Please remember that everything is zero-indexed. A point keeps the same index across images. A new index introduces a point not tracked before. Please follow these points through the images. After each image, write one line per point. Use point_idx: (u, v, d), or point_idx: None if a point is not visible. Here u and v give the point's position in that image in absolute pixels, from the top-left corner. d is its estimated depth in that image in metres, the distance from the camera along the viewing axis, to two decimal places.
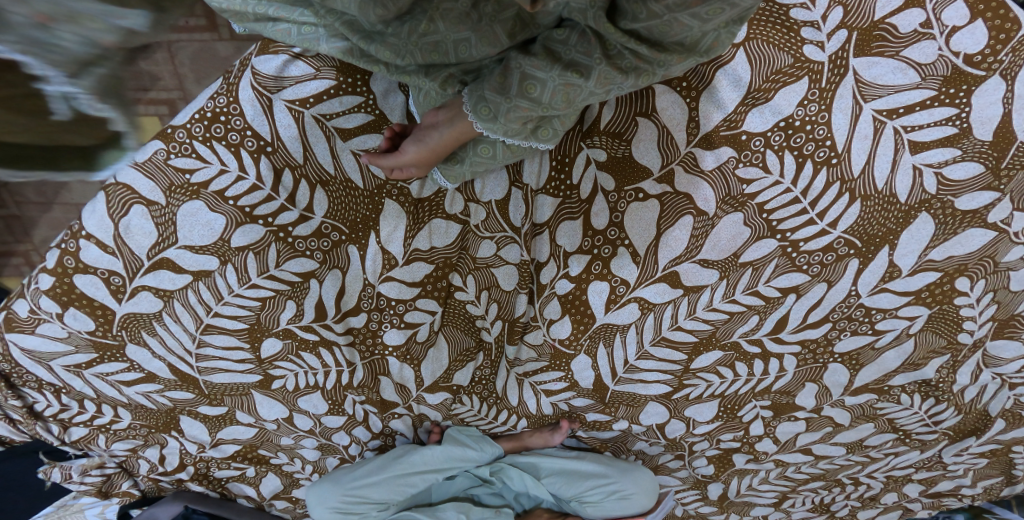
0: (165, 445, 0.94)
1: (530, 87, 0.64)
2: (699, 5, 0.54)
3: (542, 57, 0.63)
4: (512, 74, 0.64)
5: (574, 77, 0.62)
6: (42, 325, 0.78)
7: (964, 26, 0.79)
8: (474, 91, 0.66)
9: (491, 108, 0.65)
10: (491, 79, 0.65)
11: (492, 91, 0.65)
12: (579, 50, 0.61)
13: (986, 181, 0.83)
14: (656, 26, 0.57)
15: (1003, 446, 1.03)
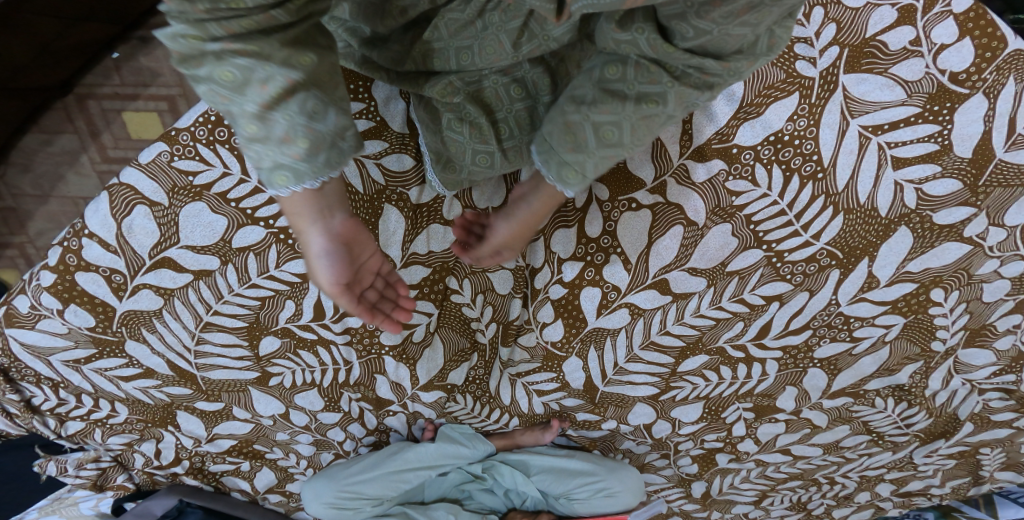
0: (161, 439, 0.96)
1: (606, 133, 0.60)
2: (749, 13, 0.50)
3: (604, 99, 0.59)
4: (581, 126, 0.60)
5: (647, 110, 0.59)
6: (43, 320, 0.80)
7: (952, 44, 0.82)
8: (552, 158, 0.62)
9: (579, 169, 0.62)
10: (558, 137, 0.61)
11: (571, 152, 0.61)
12: (643, 82, 0.57)
13: (964, 197, 0.87)
14: (710, 41, 0.53)
15: (972, 447, 1.08)
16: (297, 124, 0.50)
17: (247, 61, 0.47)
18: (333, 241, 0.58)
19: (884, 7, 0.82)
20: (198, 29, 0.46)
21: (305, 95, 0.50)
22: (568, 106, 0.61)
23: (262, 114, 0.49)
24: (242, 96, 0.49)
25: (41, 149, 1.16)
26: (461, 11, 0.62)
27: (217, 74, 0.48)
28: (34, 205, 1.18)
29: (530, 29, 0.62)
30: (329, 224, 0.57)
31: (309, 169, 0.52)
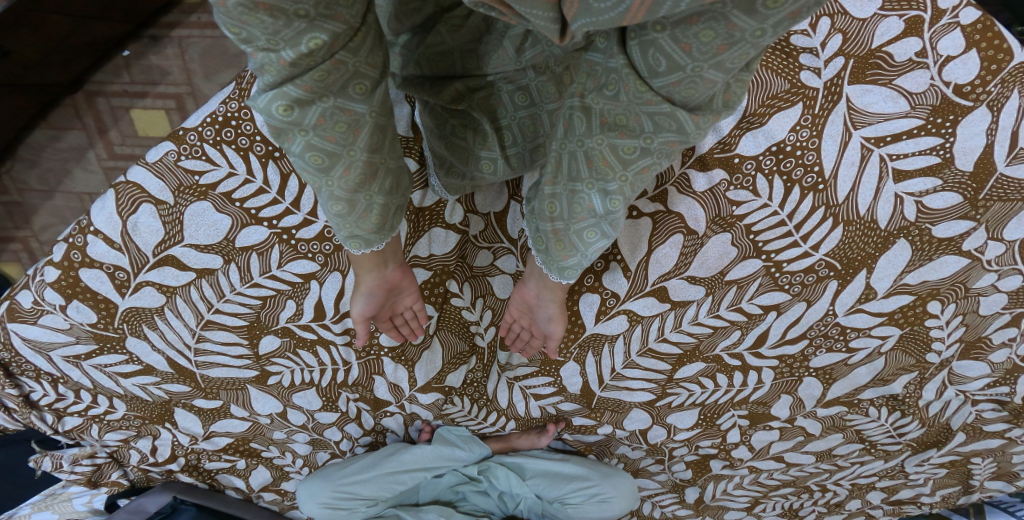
0: (157, 436, 0.96)
1: (590, 233, 0.59)
2: (728, 50, 0.42)
3: (581, 209, 0.57)
4: (567, 233, 0.60)
5: (618, 204, 0.56)
6: (45, 316, 0.81)
7: (958, 56, 0.82)
8: (554, 265, 0.64)
9: (577, 267, 0.63)
10: (551, 245, 0.63)
11: (566, 256, 0.62)
12: (605, 175, 0.54)
13: (964, 210, 0.87)
14: (680, 81, 0.45)
15: (963, 457, 1.09)
16: (375, 202, 0.54)
17: (335, 145, 0.47)
18: (381, 285, 0.69)
19: (891, 18, 0.83)
20: (281, 94, 0.43)
21: (383, 170, 0.52)
22: (547, 214, 0.60)
23: (347, 196, 0.51)
24: (328, 179, 0.50)
25: (49, 144, 1.19)
26: (463, 18, 0.62)
27: (304, 153, 0.48)
28: (39, 200, 1.21)
29: (530, 36, 0.60)
30: (382, 271, 0.67)
31: (377, 236, 0.58)
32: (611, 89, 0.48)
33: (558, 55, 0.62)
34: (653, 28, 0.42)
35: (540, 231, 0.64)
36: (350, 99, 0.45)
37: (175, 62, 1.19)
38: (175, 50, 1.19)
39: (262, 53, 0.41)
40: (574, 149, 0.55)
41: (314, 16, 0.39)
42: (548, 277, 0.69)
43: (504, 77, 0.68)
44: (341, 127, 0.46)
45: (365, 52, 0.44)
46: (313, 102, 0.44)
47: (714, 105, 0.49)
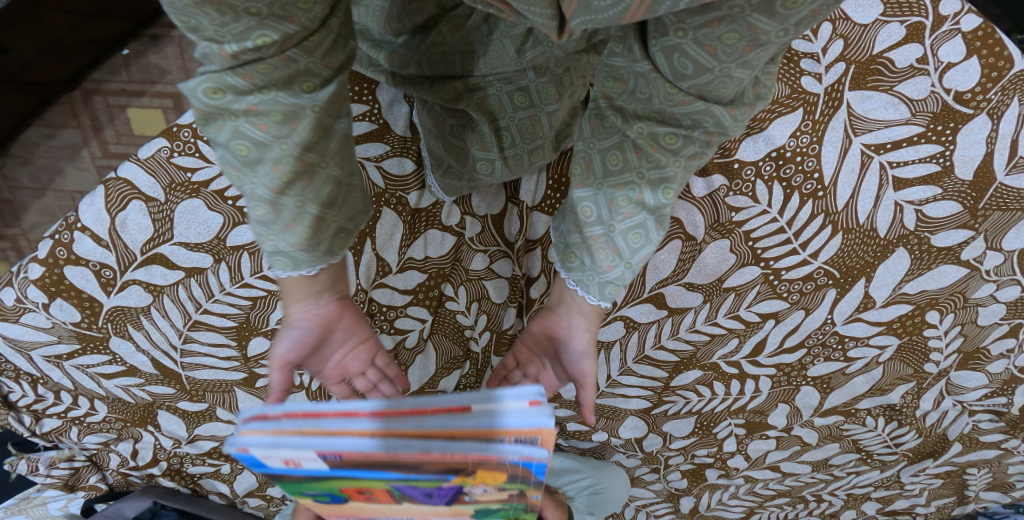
0: (139, 439, 0.94)
1: (635, 236, 0.53)
2: (755, 50, 0.42)
3: (627, 203, 0.52)
4: (612, 235, 0.53)
5: (670, 194, 0.52)
6: (27, 314, 0.79)
7: (959, 63, 0.81)
8: (595, 278, 0.56)
9: (621, 284, 0.56)
10: (590, 258, 0.55)
11: (609, 265, 0.54)
12: (652, 167, 0.51)
13: (963, 219, 0.86)
14: (711, 80, 0.44)
15: (959, 468, 1.08)
16: (307, 212, 0.47)
17: (266, 135, 0.44)
18: (316, 327, 0.56)
19: (892, 24, 0.82)
20: (216, 78, 0.42)
21: (320, 174, 0.47)
22: (584, 221, 0.54)
23: (272, 198, 0.46)
24: (252, 174, 0.46)
25: (43, 142, 1.17)
26: (467, 17, 0.64)
27: (231, 143, 0.45)
28: (30, 198, 1.18)
29: (533, 36, 0.61)
30: (314, 305, 0.55)
31: (308, 257, 0.50)
32: (642, 93, 0.48)
33: (558, 56, 0.64)
34: (675, 32, 0.42)
35: (575, 245, 0.56)
36: (294, 94, 0.44)
37: (174, 62, 1.18)
38: (174, 50, 1.18)
39: (205, 42, 0.41)
40: (606, 147, 0.53)
41: (267, 16, 0.39)
42: (581, 300, 0.59)
43: (503, 77, 0.68)
44: (275, 115, 0.44)
45: (321, 53, 0.44)
46: (251, 93, 0.43)
47: (746, 99, 0.48)
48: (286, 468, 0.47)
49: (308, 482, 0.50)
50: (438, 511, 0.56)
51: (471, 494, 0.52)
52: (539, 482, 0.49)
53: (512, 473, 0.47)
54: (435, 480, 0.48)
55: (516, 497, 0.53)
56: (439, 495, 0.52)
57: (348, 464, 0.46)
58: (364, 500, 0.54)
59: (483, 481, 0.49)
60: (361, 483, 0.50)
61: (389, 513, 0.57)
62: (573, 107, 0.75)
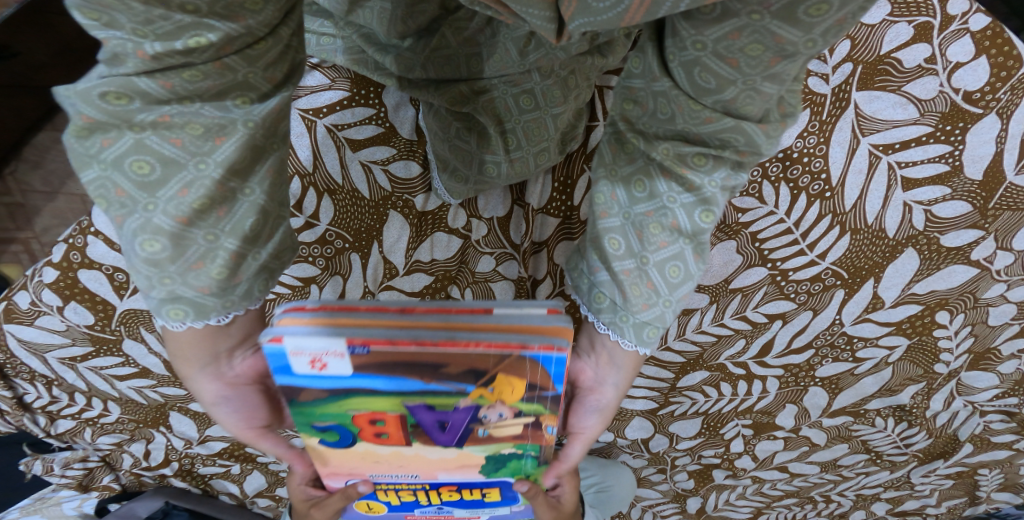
0: (151, 440, 0.95)
1: (670, 268, 0.52)
2: (781, 62, 0.41)
3: (660, 232, 0.51)
4: (647, 268, 0.52)
5: (708, 217, 0.51)
6: (41, 317, 0.80)
7: (967, 62, 0.81)
8: (630, 317, 0.53)
9: (659, 324, 0.53)
10: (621, 295, 0.53)
11: (643, 300, 0.52)
12: (684, 190, 0.50)
13: (973, 219, 0.86)
14: (737, 95, 0.44)
15: (970, 468, 1.07)
16: (221, 248, 0.42)
17: (177, 151, 0.40)
18: (234, 385, 0.53)
19: (900, 24, 0.81)
20: (125, 83, 0.38)
21: (241, 204, 0.42)
22: (613, 254, 0.52)
23: (177, 225, 0.41)
24: (152, 196, 0.41)
25: (54, 146, 1.18)
26: (469, 20, 0.65)
27: (125, 160, 0.40)
28: (42, 201, 1.16)
29: (534, 38, 0.62)
30: (227, 364, 0.51)
31: (217, 302, 0.45)
32: (664, 113, 0.47)
33: (560, 58, 0.64)
34: (694, 46, 0.42)
35: (604, 284, 0.54)
36: (221, 108, 0.40)
37: None
38: None
39: (116, 40, 0.37)
40: (630, 174, 0.52)
41: (206, 13, 0.36)
42: (618, 351, 0.56)
43: (508, 80, 0.69)
44: (190, 126, 0.40)
45: (265, 63, 0.41)
46: (165, 104, 0.39)
47: (775, 117, 0.47)
48: (307, 375, 0.47)
49: (323, 403, 0.51)
50: (444, 451, 0.58)
51: (485, 421, 0.53)
52: (556, 398, 0.51)
53: (532, 382, 0.49)
54: (452, 395, 0.50)
55: (528, 427, 0.55)
56: (452, 423, 0.53)
57: (369, 364, 0.46)
58: (372, 433, 0.55)
59: (499, 397, 0.50)
60: (378, 400, 0.51)
61: (394, 453, 0.58)
62: (579, 108, 0.77)
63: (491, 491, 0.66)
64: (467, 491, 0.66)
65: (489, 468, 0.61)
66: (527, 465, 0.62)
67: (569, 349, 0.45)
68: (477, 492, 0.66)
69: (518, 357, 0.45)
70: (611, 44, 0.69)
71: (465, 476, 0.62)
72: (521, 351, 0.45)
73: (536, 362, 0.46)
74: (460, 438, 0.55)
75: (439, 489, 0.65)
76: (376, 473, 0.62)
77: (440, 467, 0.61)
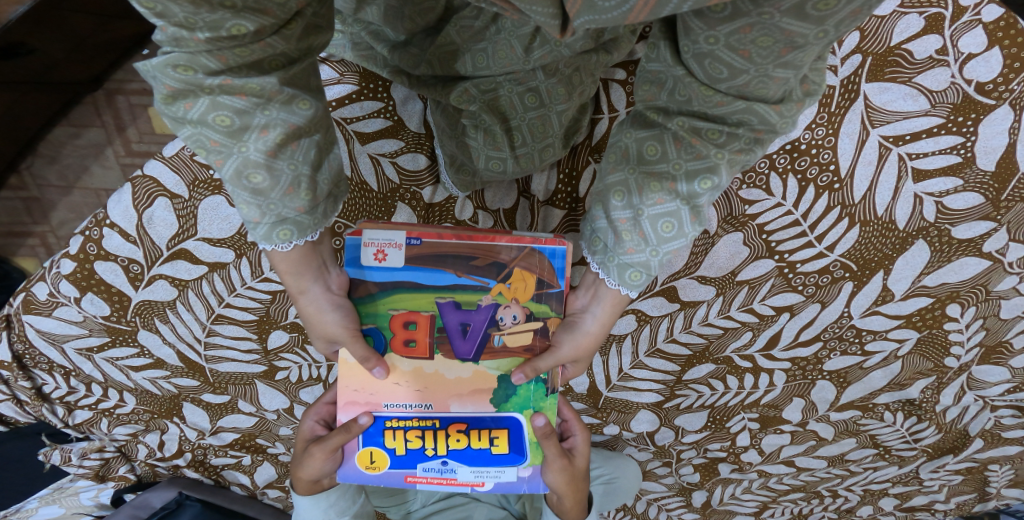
0: (165, 430, 0.96)
1: (665, 225, 0.53)
2: (792, 52, 0.41)
3: (662, 188, 0.52)
4: (639, 220, 0.53)
5: (706, 185, 0.51)
6: (59, 308, 0.83)
7: (981, 53, 0.79)
8: (614, 260, 0.55)
9: (643, 269, 0.55)
10: (613, 239, 0.54)
11: (632, 250, 0.54)
12: (691, 158, 0.50)
13: (985, 211, 0.84)
14: (749, 82, 0.43)
15: (980, 464, 1.05)
16: (304, 174, 0.48)
17: (247, 105, 0.45)
18: (334, 297, 0.60)
19: (910, 15, 0.80)
20: (189, 58, 0.42)
21: (308, 139, 0.48)
22: (613, 203, 0.54)
23: (266, 162, 0.47)
24: (237, 143, 0.46)
25: (69, 142, 1.16)
26: (474, 18, 0.64)
27: (209, 117, 0.45)
28: (58, 196, 1.17)
29: (540, 35, 0.62)
30: (326, 277, 0.59)
31: (311, 221, 0.51)
32: (681, 96, 0.47)
33: (565, 55, 0.65)
34: (706, 40, 0.41)
35: (600, 229, 0.56)
36: (269, 69, 0.45)
37: None
38: None
39: (173, 28, 0.40)
40: (643, 137, 0.52)
41: (241, 8, 0.40)
42: (602, 286, 0.58)
43: (514, 78, 0.69)
44: (252, 85, 0.44)
45: (296, 40, 0.45)
46: (223, 71, 0.43)
47: (795, 95, 0.46)
48: (371, 268, 0.62)
49: (371, 299, 0.62)
50: (461, 369, 0.63)
51: (501, 324, 0.63)
52: (561, 296, 0.62)
53: (540, 278, 0.62)
54: (476, 291, 0.63)
55: (537, 336, 0.63)
56: (473, 326, 0.63)
57: (421, 257, 0.62)
58: (402, 340, 0.63)
59: (514, 294, 0.62)
60: (414, 296, 0.63)
61: (417, 368, 0.63)
62: (582, 103, 0.77)
63: (500, 439, 0.64)
64: (476, 435, 0.64)
65: (500, 396, 0.63)
66: (533, 395, 0.64)
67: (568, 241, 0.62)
68: (485, 437, 0.64)
69: (530, 247, 0.61)
70: (617, 41, 0.70)
71: (477, 407, 0.64)
72: (533, 243, 0.61)
73: (543, 255, 0.62)
74: (480, 345, 0.63)
75: (449, 429, 0.64)
76: (393, 402, 0.64)
77: (454, 392, 0.64)
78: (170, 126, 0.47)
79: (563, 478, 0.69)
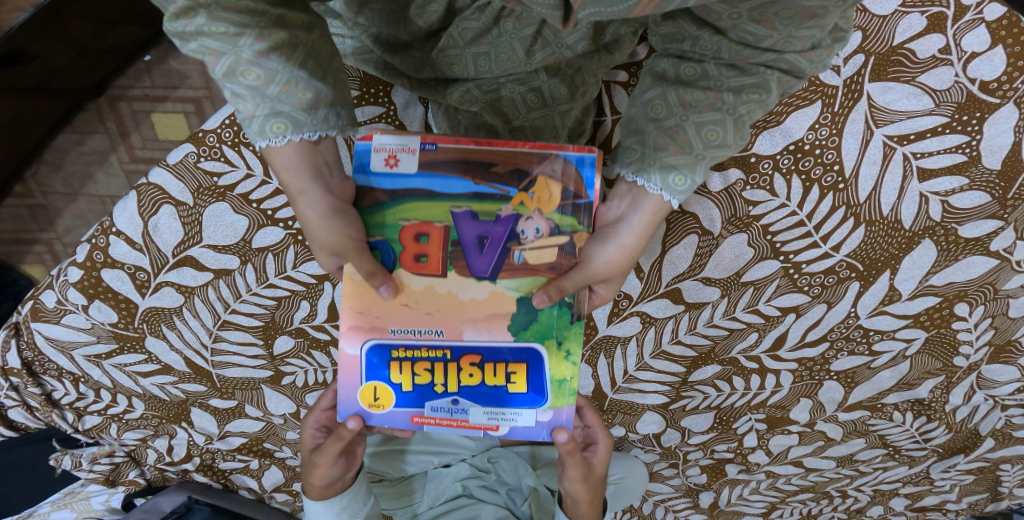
0: (173, 436, 0.97)
1: (709, 134, 0.55)
2: (811, 21, 0.49)
3: (706, 100, 0.55)
4: (683, 125, 0.55)
5: (751, 98, 0.54)
6: (68, 315, 0.84)
7: (984, 52, 0.79)
8: (658, 163, 0.56)
9: (687, 171, 0.56)
10: (653, 144, 0.56)
11: (676, 154, 0.56)
12: (734, 76, 0.54)
13: (992, 210, 0.84)
14: (775, 44, 0.51)
15: (991, 464, 1.04)
16: (298, 75, 0.51)
17: (241, 15, 0.49)
18: (335, 202, 0.57)
19: (912, 15, 0.79)
20: None
21: (301, 47, 0.51)
22: (653, 112, 0.56)
23: (259, 62, 0.50)
24: (231, 46, 0.49)
25: (73, 149, 1.17)
26: (476, 19, 0.65)
27: (206, 27, 0.49)
28: (63, 203, 1.19)
29: (542, 36, 0.65)
30: (328, 182, 0.57)
31: (308, 121, 0.53)
32: (711, 48, 0.54)
33: (568, 56, 0.67)
34: (732, 16, 0.50)
35: (636, 139, 0.58)
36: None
37: (194, 67, 1.14)
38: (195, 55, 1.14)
39: None
40: (680, 63, 0.57)
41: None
42: (641, 192, 0.58)
43: (515, 79, 0.70)
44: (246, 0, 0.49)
45: None
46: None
47: (823, 44, 0.53)
48: (381, 174, 0.60)
49: (379, 208, 0.60)
50: (476, 289, 0.61)
51: (522, 237, 0.60)
52: (589, 207, 0.60)
53: (566, 188, 0.60)
54: (496, 202, 0.60)
55: (561, 253, 0.60)
56: (491, 239, 0.60)
57: (437, 163, 0.60)
58: (414, 255, 0.61)
59: (537, 204, 0.60)
60: (428, 206, 0.60)
61: (428, 288, 0.61)
62: (585, 105, 0.77)
63: (515, 375, 0.62)
64: (490, 369, 0.62)
65: (519, 324, 0.61)
66: (553, 323, 0.61)
67: (596, 149, 0.60)
68: (500, 373, 0.62)
69: (556, 155, 0.59)
70: (618, 41, 0.70)
71: (492, 336, 0.61)
72: (559, 151, 0.59)
73: (569, 163, 0.60)
74: (498, 259, 0.60)
75: (461, 361, 0.62)
76: (400, 328, 0.62)
77: (468, 317, 0.61)
78: (174, 42, 0.51)
79: (580, 487, 0.75)
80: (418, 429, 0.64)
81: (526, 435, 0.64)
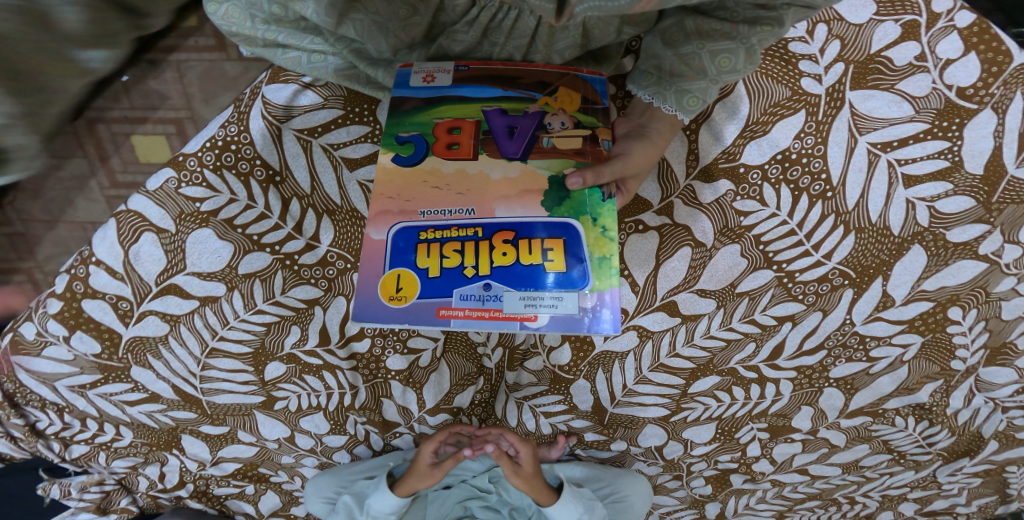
0: (165, 462, 0.97)
1: (722, 61, 0.65)
2: None
3: (720, 32, 0.64)
4: (697, 54, 0.65)
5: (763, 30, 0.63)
6: (49, 348, 0.81)
7: (958, 59, 0.81)
8: (672, 89, 0.69)
9: (700, 95, 0.69)
10: (670, 72, 0.68)
11: (692, 80, 0.67)
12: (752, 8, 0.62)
13: (978, 214, 0.85)
14: None
15: (997, 466, 1.03)
16: None
17: None
18: None
19: (887, 23, 0.82)
20: None
21: None
22: (672, 41, 0.67)
23: None
24: None
25: None
26: (466, 32, 0.69)
27: None
28: None
29: (533, 47, 0.70)
30: None
31: None
32: None
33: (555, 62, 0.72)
34: None
35: (654, 66, 0.70)
36: None
37: None
38: None
39: None
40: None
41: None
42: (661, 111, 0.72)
43: None
44: None
45: None
46: None
47: None
48: (418, 88, 0.69)
49: (417, 110, 0.68)
50: (509, 167, 0.65)
51: (550, 128, 0.67)
52: (605, 110, 0.69)
53: (585, 97, 0.69)
54: (522, 102, 0.69)
55: (587, 142, 0.67)
56: (520, 128, 0.67)
57: (467, 79, 0.70)
58: (447, 145, 0.66)
59: (560, 105, 0.68)
60: (461, 106, 0.68)
61: (459, 170, 0.65)
62: None
63: (552, 252, 0.61)
64: (524, 247, 0.61)
65: (553, 199, 0.63)
66: (587, 202, 0.63)
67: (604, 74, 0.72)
68: (537, 250, 0.61)
69: (574, 74, 0.70)
70: (605, 51, 0.76)
71: (526, 211, 0.63)
72: (575, 71, 0.70)
73: (586, 81, 0.70)
74: (527, 144, 0.66)
75: (492, 239, 0.62)
76: (430, 209, 0.63)
77: (501, 193, 0.64)
78: None
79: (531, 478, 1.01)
80: (444, 322, 0.59)
81: (568, 326, 0.59)
